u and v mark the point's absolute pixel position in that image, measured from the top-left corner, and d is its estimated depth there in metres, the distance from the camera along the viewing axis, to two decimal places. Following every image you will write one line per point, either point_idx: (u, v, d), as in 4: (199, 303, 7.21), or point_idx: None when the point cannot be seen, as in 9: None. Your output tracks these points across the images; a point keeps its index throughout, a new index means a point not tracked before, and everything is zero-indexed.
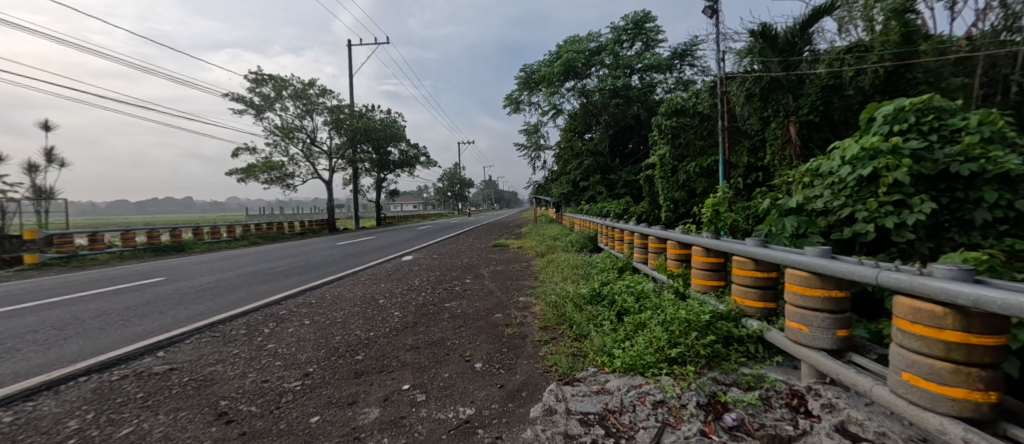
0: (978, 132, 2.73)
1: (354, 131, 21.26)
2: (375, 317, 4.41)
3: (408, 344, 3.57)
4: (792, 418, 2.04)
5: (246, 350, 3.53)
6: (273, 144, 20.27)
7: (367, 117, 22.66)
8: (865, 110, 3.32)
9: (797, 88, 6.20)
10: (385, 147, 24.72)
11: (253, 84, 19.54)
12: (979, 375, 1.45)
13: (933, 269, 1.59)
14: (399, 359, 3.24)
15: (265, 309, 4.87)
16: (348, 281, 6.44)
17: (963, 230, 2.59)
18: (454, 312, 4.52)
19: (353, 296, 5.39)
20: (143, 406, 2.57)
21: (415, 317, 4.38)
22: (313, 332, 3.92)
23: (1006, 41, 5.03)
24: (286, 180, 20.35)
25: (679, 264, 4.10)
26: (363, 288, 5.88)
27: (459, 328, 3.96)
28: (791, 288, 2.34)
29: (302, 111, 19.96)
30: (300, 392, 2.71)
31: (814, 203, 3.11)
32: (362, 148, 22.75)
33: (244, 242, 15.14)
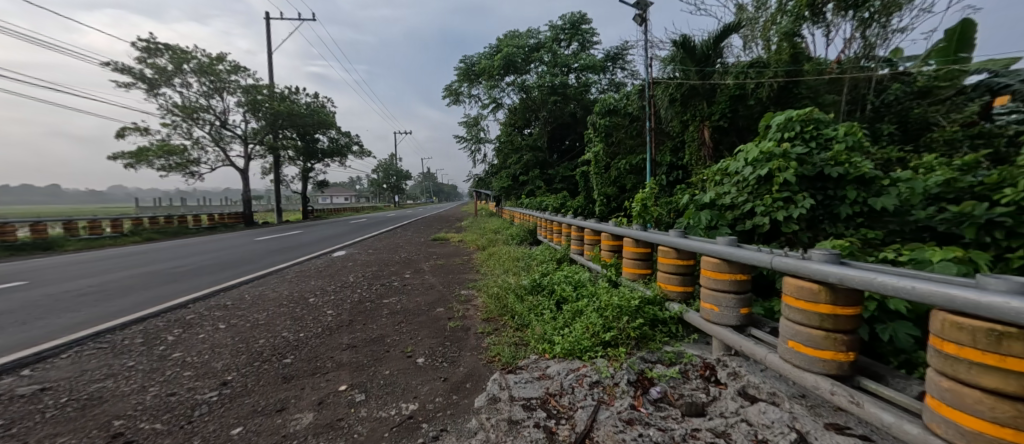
0: (844, 140, 3.28)
1: (275, 115, 19.49)
2: (305, 316, 4.19)
3: (344, 344, 3.46)
4: (704, 387, 2.36)
5: (144, 362, 3.17)
6: (173, 126, 17.90)
7: (291, 101, 20.92)
8: (764, 118, 3.82)
9: (710, 96, 6.81)
10: (312, 134, 23.06)
11: (143, 54, 16.99)
12: (841, 339, 1.80)
13: (812, 254, 1.94)
14: (334, 359, 3.13)
15: (168, 314, 4.38)
16: (273, 280, 6.00)
17: (833, 222, 3.12)
18: (393, 308, 4.43)
19: (278, 295, 5.04)
20: (5, 436, 2.22)
21: (350, 314, 4.24)
22: (230, 337, 3.63)
23: (864, 67, 6.23)
24: (189, 167, 18.21)
25: (612, 254, 4.40)
26: (290, 286, 5.53)
27: (400, 324, 3.92)
28: (705, 273, 2.67)
29: (209, 89, 17.87)
30: (217, 403, 2.53)
31: (723, 199, 3.54)
32: (285, 133, 21.01)
33: (135, 237, 13.23)
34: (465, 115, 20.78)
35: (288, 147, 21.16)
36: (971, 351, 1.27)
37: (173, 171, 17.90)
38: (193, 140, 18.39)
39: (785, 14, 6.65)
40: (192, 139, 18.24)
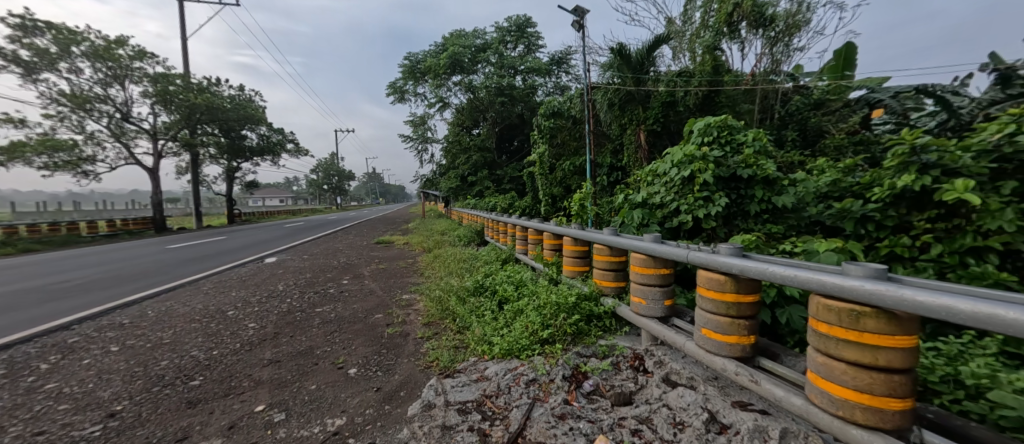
0: (752, 144, 3.62)
1: (192, 109, 17.63)
2: (221, 331, 3.86)
3: (266, 359, 3.23)
4: (633, 377, 2.48)
5: (7, 396, 2.73)
6: (60, 117, 15.71)
7: (212, 94, 19.19)
8: (687, 123, 4.11)
9: (644, 102, 7.19)
10: (237, 131, 21.30)
11: (19, 33, 14.75)
12: (744, 324, 1.99)
13: (720, 248, 2.12)
14: (252, 377, 2.91)
15: (45, 338, 3.82)
16: (185, 292, 5.46)
17: (744, 218, 3.44)
18: (326, 317, 4.21)
19: (190, 310, 4.60)
20: None
21: (277, 326, 3.97)
22: (125, 361, 3.24)
23: (771, 80, 6.94)
24: (81, 165, 16.10)
25: (553, 253, 4.49)
26: (206, 298, 5.06)
27: (333, 333, 3.74)
28: (633, 269, 2.81)
29: (106, 76, 15.91)
30: (101, 438, 2.24)
31: (653, 198, 3.76)
32: (204, 129, 19.22)
33: (9, 248, 11.40)
34: (411, 114, 20.28)
35: (212, 144, 19.39)
36: (839, 329, 1.45)
37: (61, 170, 15.66)
38: (86, 135, 16.25)
39: (708, 29, 7.21)
40: (85, 132, 16.07)
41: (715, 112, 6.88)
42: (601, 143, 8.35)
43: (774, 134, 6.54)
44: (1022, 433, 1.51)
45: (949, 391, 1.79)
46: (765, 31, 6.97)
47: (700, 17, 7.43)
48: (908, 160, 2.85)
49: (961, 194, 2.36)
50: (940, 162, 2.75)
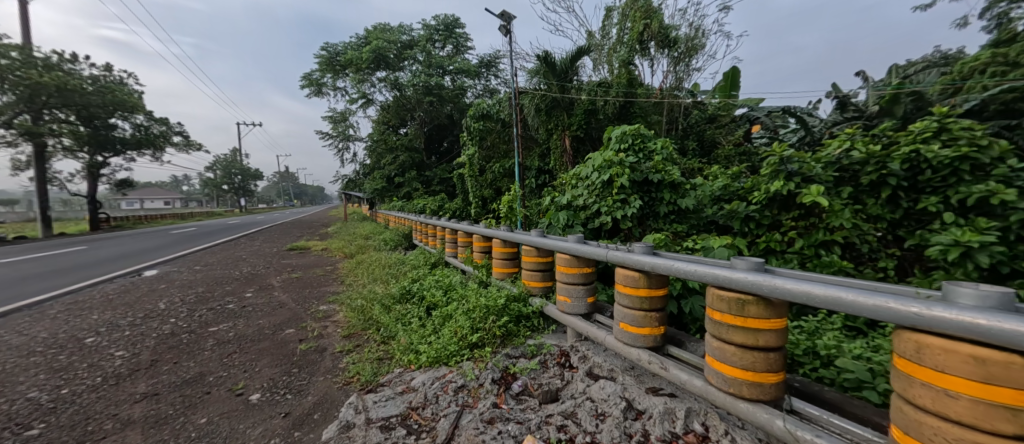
0: (661, 152, 3.99)
1: (39, 90, 14.48)
2: (77, 365, 3.21)
3: (140, 393, 2.76)
4: (560, 373, 2.56)
5: None
6: None
7: (72, 75, 16.12)
8: (607, 130, 4.38)
9: (569, 108, 7.51)
10: (105, 120, 18.10)
11: None
12: (655, 316, 2.17)
13: (634, 247, 2.29)
14: (119, 417, 2.46)
15: None
16: (28, 318, 4.47)
17: (655, 219, 3.77)
18: (223, 338, 3.74)
19: (35, 340, 3.78)
20: None
21: (156, 353, 3.43)
22: None
23: (676, 95, 7.70)
24: None
25: (483, 256, 4.49)
26: (60, 324, 4.20)
27: (232, 355, 3.34)
28: (559, 268, 2.92)
29: None
30: None
31: (576, 201, 3.96)
32: (57, 115, 16.02)
33: None
34: (330, 110, 18.98)
35: (64, 134, 16.02)
36: (729, 316, 1.64)
37: None
38: None
39: (623, 45, 7.77)
40: None
41: (631, 121, 7.44)
42: (528, 148, 8.56)
43: (679, 144, 7.29)
44: (858, 391, 1.85)
45: (809, 361, 2.14)
46: (670, 51, 7.70)
47: (616, 34, 7.98)
48: (778, 168, 3.41)
49: (815, 196, 2.95)
50: (800, 171, 3.32)
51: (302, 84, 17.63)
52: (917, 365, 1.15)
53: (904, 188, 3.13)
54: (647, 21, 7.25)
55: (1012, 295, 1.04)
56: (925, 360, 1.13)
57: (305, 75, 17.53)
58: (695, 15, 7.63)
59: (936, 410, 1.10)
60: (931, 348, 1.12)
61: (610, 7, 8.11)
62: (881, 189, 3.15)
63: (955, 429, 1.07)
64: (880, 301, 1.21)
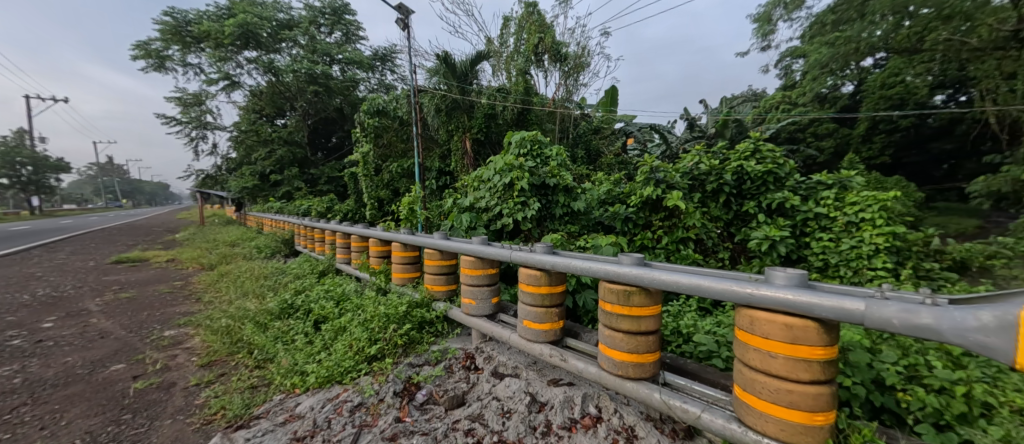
0: (556, 157, 4.27)
1: None
2: None
3: None
4: (465, 376, 2.54)
5: None
6: None
7: None
8: (507, 135, 4.52)
9: (469, 111, 7.54)
10: None
11: None
12: (555, 311, 2.30)
13: (536, 247, 2.41)
14: None
15: None
16: None
17: (551, 220, 4.00)
18: (8, 385, 2.82)
19: None
20: None
21: None
22: None
23: (566, 106, 8.35)
24: None
25: (380, 261, 4.24)
26: None
27: (22, 408, 2.53)
28: (463, 271, 2.90)
29: None
30: None
31: (479, 203, 4.01)
32: None
33: None
34: (180, 91, 16.00)
35: None
36: (618, 306, 1.82)
37: None
38: None
39: (520, 55, 8.12)
40: None
41: (528, 127, 7.81)
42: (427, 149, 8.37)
43: (569, 151, 7.88)
44: (709, 360, 2.23)
45: (675, 339, 2.52)
46: (562, 65, 8.29)
47: (513, 43, 8.29)
48: (649, 176, 3.94)
49: (676, 200, 3.50)
50: (666, 178, 3.88)
51: (137, 56, 14.58)
52: (750, 333, 1.42)
53: (735, 194, 3.89)
54: (541, 35, 7.73)
55: (807, 274, 1.34)
56: (756, 330, 1.40)
57: (140, 44, 14.57)
58: (581, 35, 8.39)
59: (764, 369, 1.37)
60: (759, 319, 1.39)
61: (507, 17, 8.43)
62: (719, 195, 3.86)
63: (776, 382, 1.34)
64: (724, 285, 1.45)
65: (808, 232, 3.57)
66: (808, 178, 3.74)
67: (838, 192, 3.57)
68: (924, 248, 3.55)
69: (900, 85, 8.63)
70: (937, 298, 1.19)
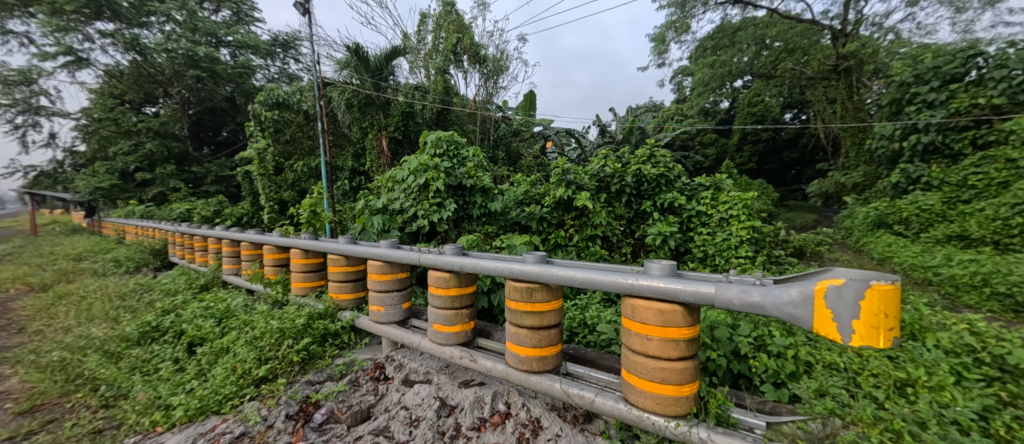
0: (472, 158, 4.26)
1: None
2: None
3: None
4: (372, 388, 2.40)
5: None
6: None
7: None
8: (422, 135, 4.41)
9: (384, 107, 7.15)
10: None
11: None
12: (465, 313, 2.29)
13: (445, 249, 2.37)
14: None
15: None
16: None
17: (469, 221, 3.98)
18: None
19: None
20: None
21: None
22: None
23: (486, 107, 8.41)
24: None
25: (277, 270, 3.82)
26: None
27: None
28: (371, 277, 2.75)
29: None
30: None
31: (393, 204, 3.86)
32: None
33: None
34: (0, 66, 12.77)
35: None
36: (522, 303, 1.88)
37: None
38: None
39: (438, 53, 7.96)
40: None
41: (447, 128, 7.70)
42: (337, 147, 7.79)
43: (489, 153, 7.96)
44: (610, 347, 2.42)
45: (581, 331, 2.69)
46: (481, 67, 8.28)
47: (431, 40, 8.07)
48: (561, 177, 4.15)
49: (585, 201, 3.75)
50: (576, 180, 4.11)
51: None
52: (632, 320, 1.56)
53: (635, 196, 4.27)
54: (459, 35, 7.67)
55: (674, 264, 1.52)
56: (637, 317, 1.54)
57: None
58: (500, 39, 8.48)
59: (643, 351, 1.52)
60: (639, 306, 1.54)
61: (424, 13, 8.21)
62: (622, 195, 4.21)
63: (652, 362, 1.51)
64: (609, 278, 1.58)
65: (692, 227, 4.05)
66: (692, 180, 4.23)
67: (713, 192, 4.11)
68: (777, 239, 4.28)
69: (762, 104, 10.40)
70: (766, 279, 1.43)
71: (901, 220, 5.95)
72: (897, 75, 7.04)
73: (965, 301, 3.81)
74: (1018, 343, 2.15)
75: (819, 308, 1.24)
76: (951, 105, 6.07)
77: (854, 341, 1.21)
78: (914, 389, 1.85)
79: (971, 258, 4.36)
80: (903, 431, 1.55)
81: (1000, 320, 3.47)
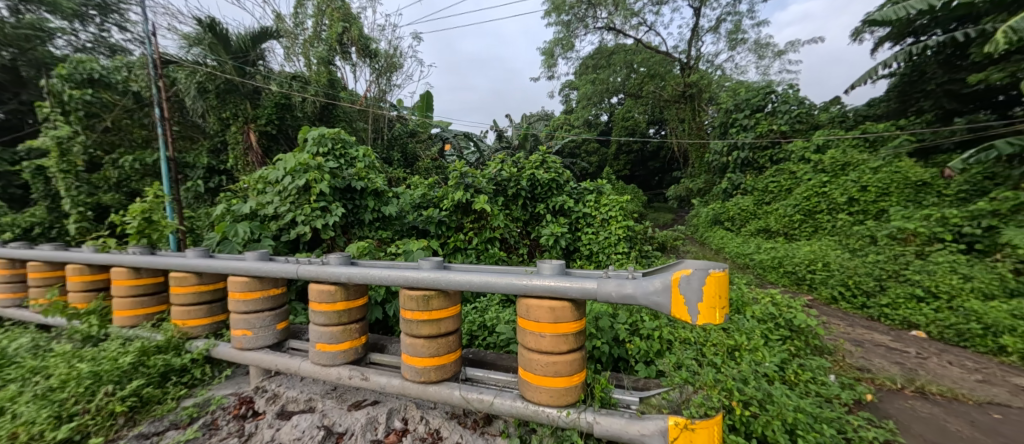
0: (363, 159, 3.93)
1: None
2: None
3: None
4: (236, 428, 2.05)
5: None
6: None
7: None
8: (301, 131, 3.96)
9: (251, 97, 6.31)
10: None
11: None
12: (354, 328, 2.10)
13: (329, 258, 2.12)
14: None
15: None
16: None
17: (361, 226, 3.70)
18: None
19: None
20: None
21: None
22: None
23: (378, 106, 7.95)
24: None
25: (89, 297, 3.00)
26: None
27: None
28: (233, 296, 2.31)
29: None
30: None
31: (265, 209, 3.36)
32: None
33: None
34: None
35: None
36: (417, 312, 1.79)
37: None
38: None
39: (320, 41, 7.24)
40: None
41: (333, 124, 7.17)
42: (185, 140, 6.35)
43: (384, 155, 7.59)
44: (509, 347, 2.47)
45: (480, 333, 2.70)
46: (372, 62, 7.79)
47: (311, 26, 7.24)
48: (458, 180, 4.12)
49: (482, 204, 3.79)
50: (474, 184, 4.13)
51: None
52: (526, 319, 1.61)
53: (530, 199, 4.45)
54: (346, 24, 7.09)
55: (562, 263, 1.60)
56: (531, 315, 1.59)
57: None
58: (392, 34, 8.04)
59: (536, 347, 1.58)
60: (532, 306, 1.59)
61: None
62: (518, 199, 4.36)
63: (543, 357, 1.58)
64: (504, 279, 1.60)
65: (580, 228, 4.40)
66: (579, 185, 4.57)
67: (597, 195, 4.52)
68: (648, 237, 4.90)
69: (632, 119, 11.78)
70: (637, 273, 1.60)
71: (728, 218, 7.41)
72: (725, 102, 8.70)
73: (769, 278, 4.90)
74: (801, 308, 2.83)
75: (675, 294, 1.42)
76: (758, 130, 7.71)
77: (699, 321, 1.42)
78: (739, 353, 2.32)
79: (771, 245, 5.60)
80: (733, 388, 1.91)
81: (788, 291, 4.57)
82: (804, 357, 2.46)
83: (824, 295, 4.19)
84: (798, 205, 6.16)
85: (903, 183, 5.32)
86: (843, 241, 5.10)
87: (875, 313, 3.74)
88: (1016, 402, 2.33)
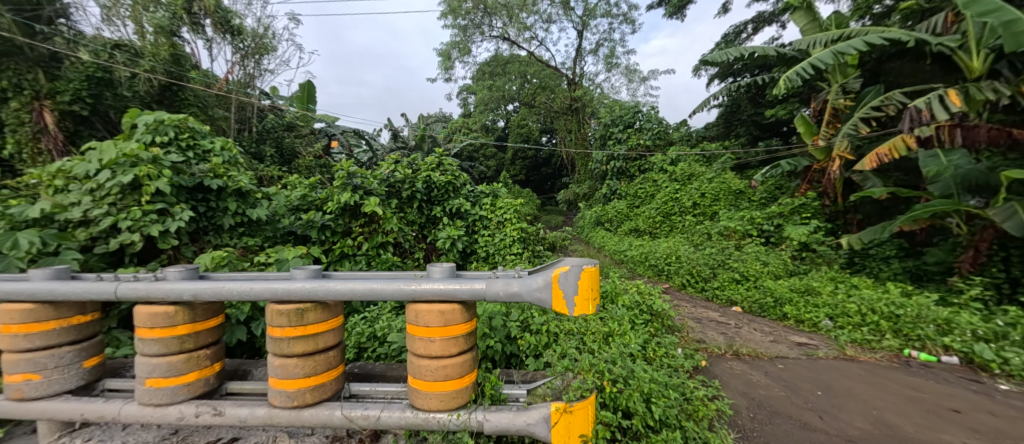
0: (221, 155, 3.37)
1: None
2: None
3: None
4: None
5: None
6: None
7: None
8: (126, 114, 3.22)
9: (44, 64, 4.65)
10: None
11: None
12: (203, 355, 1.76)
13: (166, 272, 1.72)
14: None
15: None
16: None
17: (217, 232, 3.17)
18: None
19: None
20: None
21: None
22: None
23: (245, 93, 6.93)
24: None
25: None
26: None
27: None
28: (7, 330, 1.67)
29: None
30: None
31: (66, 212, 2.60)
32: None
33: None
34: None
35: None
36: (289, 329, 1.61)
37: None
38: None
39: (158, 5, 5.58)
40: None
41: (176, 109, 5.60)
42: None
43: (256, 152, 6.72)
44: (400, 356, 2.39)
45: (370, 345, 2.56)
46: (235, 39, 6.70)
47: None
48: (346, 181, 3.83)
49: (373, 207, 3.58)
50: (363, 185, 3.87)
51: None
52: (415, 325, 1.58)
53: (426, 201, 4.37)
54: None
55: (452, 265, 1.63)
56: (420, 321, 1.57)
57: None
58: (262, 11, 7.02)
59: (425, 352, 1.57)
60: (422, 311, 1.57)
61: None
62: (414, 201, 4.24)
63: (432, 362, 1.58)
64: (392, 284, 1.55)
65: (477, 230, 4.47)
66: (476, 188, 4.65)
67: (492, 198, 4.66)
68: (541, 239, 5.24)
69: (526, 127, 12.36)
70: (522, 271, 1.70)
71: (607, 219, 8.31)
72: (604, 117, 9.74)
73: (638, 271, 5.64)
74: (660, 295, 3.32)
75: (555, 289, 1.55)
76: (629, 143, 8.82)
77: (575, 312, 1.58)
78: (613, 338, 2.63)
79: (639, 243, 6.48)
80: (606, 370, 2.16)
81: (651, 280, 5.34)
82: (660, 336, 2.91)
83: (677, 282, 5.01)
84: (659, 208, 7.22)
85: (727, 191, 6.68)
86: (689, 237, 6.15)
87: (710, 295, 4.59)
88: (792, 354, 3.11)
